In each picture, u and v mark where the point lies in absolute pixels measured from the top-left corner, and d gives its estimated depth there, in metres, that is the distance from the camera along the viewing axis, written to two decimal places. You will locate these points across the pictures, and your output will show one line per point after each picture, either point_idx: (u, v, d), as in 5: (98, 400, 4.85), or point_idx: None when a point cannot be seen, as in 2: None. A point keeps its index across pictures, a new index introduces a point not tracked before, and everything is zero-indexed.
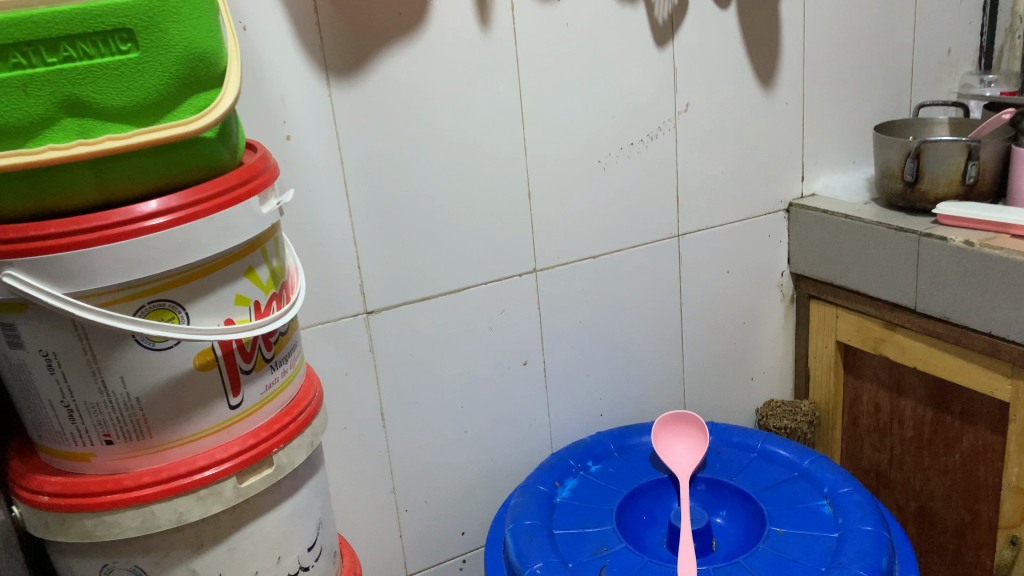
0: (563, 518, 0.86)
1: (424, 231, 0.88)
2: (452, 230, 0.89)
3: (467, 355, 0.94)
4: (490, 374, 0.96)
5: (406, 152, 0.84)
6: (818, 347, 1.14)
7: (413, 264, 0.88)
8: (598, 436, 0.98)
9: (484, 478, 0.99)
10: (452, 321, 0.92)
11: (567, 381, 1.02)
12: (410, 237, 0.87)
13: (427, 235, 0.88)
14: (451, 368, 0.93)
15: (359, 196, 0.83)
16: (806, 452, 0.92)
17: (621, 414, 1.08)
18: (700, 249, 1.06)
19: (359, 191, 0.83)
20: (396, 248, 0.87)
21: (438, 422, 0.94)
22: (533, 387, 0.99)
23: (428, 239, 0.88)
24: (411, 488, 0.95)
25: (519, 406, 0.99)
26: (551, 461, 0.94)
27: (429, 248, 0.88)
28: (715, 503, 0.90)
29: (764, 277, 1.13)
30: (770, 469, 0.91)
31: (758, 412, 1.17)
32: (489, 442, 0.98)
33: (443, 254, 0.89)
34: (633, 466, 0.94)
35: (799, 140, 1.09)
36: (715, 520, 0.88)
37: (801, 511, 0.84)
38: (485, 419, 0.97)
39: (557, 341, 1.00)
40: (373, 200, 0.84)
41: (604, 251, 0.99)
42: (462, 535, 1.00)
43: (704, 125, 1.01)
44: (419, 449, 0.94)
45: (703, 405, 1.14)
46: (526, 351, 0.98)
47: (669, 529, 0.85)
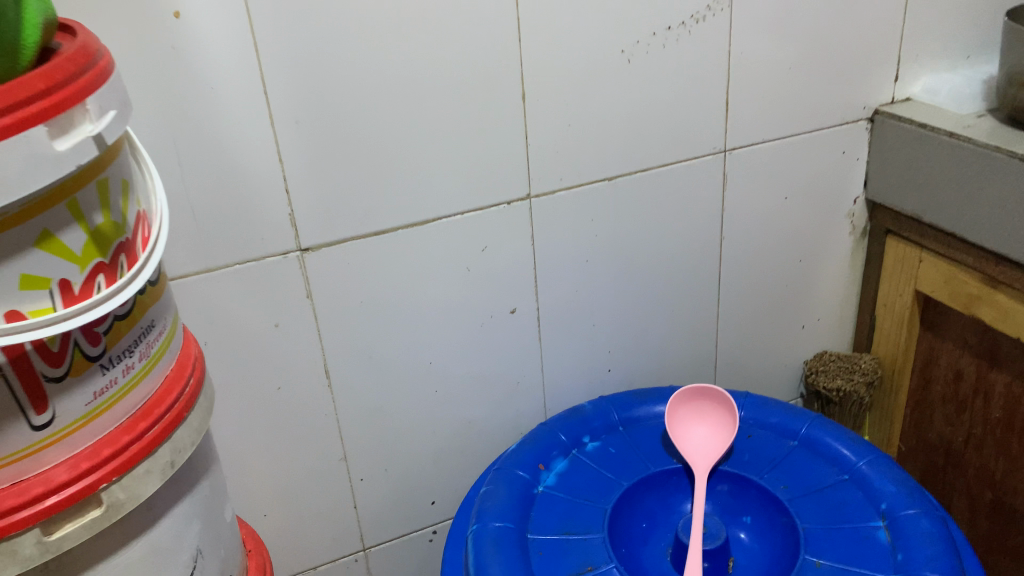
0: (542, 516, 0.69)
1: (378, 145, 0.66)
2: (417, 144, 0.67)
3: (438, 303, 0.74)
4: (468, 324, 0.77)
5: (350, 36, 0.61)
6: (891, 295, 0.91)
7: (363, 188, 0.67)
8: (598, 402, 0.80)
9: (461, 443, 0.82)
10: (418, 261, 0.72)
11: (568, 331, 0.82)
12: (359, 153, 0.66)
13: (381, 151, 0.66)
14: (417, 318, 0.74)
15: (284, 98, 0.62)
16: (863, 449, 0.72)
17: (636, 368, 0.88)
18: (751, 170, 0.83)
19: (284, 91, 0.61)
20: (338, 168, 0.66)
21: (401, 381, 0.76)
22: (523, 340, 0.80)
23: (383, 156, 0.67)
24: (366, 455, 0.78)
25: (504, 360, 0.80)
26: (537, 436, 0.76)
27: (384, 168, 0.67)
28: (737, 508, 0.71)
29: (831, 204, 0.89)
30: (815, 466, 0.72)
31: (807, 365, 0.96)
32: (466, 402, 0.80)
33: (403, 176, 0.68)
34: (640, 450, 0.75)
35: (899, 26, 0.82)
36: (735, 531, 0.70)
37: (849, 535, 0.65)
38: (462, 377, 0.79)
39: (556, 283, 0.79)
40: (303, 104, 0.62)
41: (623, 171, 0.77)
42: (432, 505, 0.84)
43: (771, 4, 0.75)
44: (377, 413, 0.77)
45: (740, 357, 0.93)
46: (515, 297, 0.78)
47: (674, 543, 0.67)
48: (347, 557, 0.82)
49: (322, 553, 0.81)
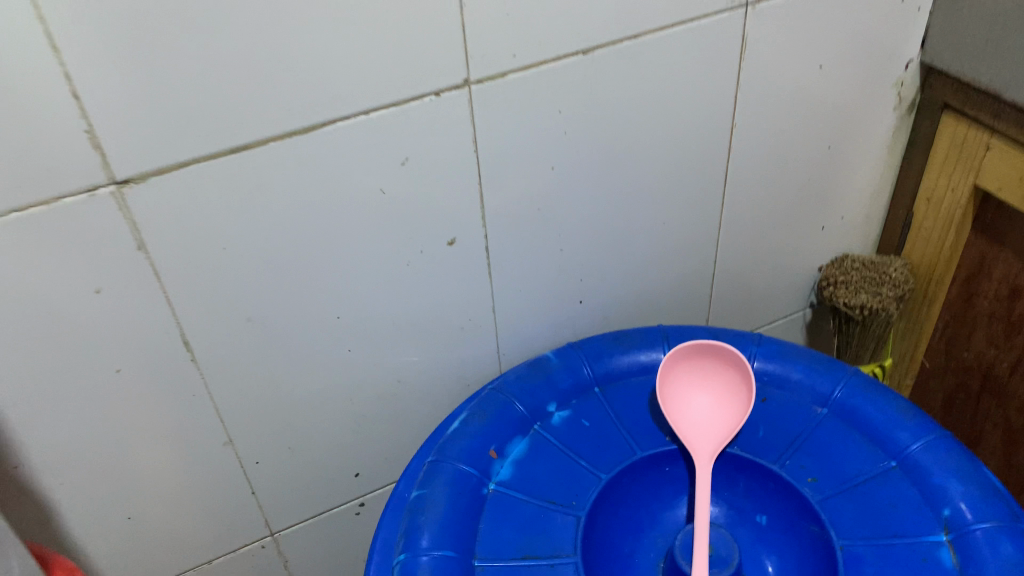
0: (495, 531, 0.52)
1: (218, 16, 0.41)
2: (284, 11, 0.42)
3: (341, 241, 0.52)
4: (388, 264, 0.55)
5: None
6: (940, 188, 0.71)
7: (204, 86, 0.43)
8: (566, 354, 0.61)
9: (388, 406, 0.63)
10: (305, 188, 0.49)
11: (526, 261, 0.61)
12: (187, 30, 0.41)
13: (226, 24, 0.42)
14: (313, 262, 0.52)
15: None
16: (916, 424, 0.54)
17: (615, 296, 0.68)
18: (778, 31, 0.59)
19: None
20: (156, 55, 0.41)
21: (297, 344, 0.56)
22: (466, 277, 0.59)
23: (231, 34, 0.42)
24: (260, 433, 0.59)
25: (441, 304, 0.59)
26: (487, 409, 0.58)
27: (235, 51, 0.43)
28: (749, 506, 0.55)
29: (877, 73, 0.66)
30: (851, 447, 0.55)
31: (825, 273, 0.77)
32: (393, 360, 0.60)
33: (267, 64, 0.44)
34: (622, 424, 0.57)
35: None
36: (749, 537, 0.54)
37: (903, 557, 0.49)
38: (384, 330, 0.58)
39: (508, 200, 0.57)
40: None
41: (603, 41, 0.53)
42: (356, 477, 0.66)
43: None
44: (268, 384, 0.57)
45: (744, 270, 0.74)
46: (453, 223, 0.56)
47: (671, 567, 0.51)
48: (251, 545, 0.65)
49: (216, 546, 0.63)
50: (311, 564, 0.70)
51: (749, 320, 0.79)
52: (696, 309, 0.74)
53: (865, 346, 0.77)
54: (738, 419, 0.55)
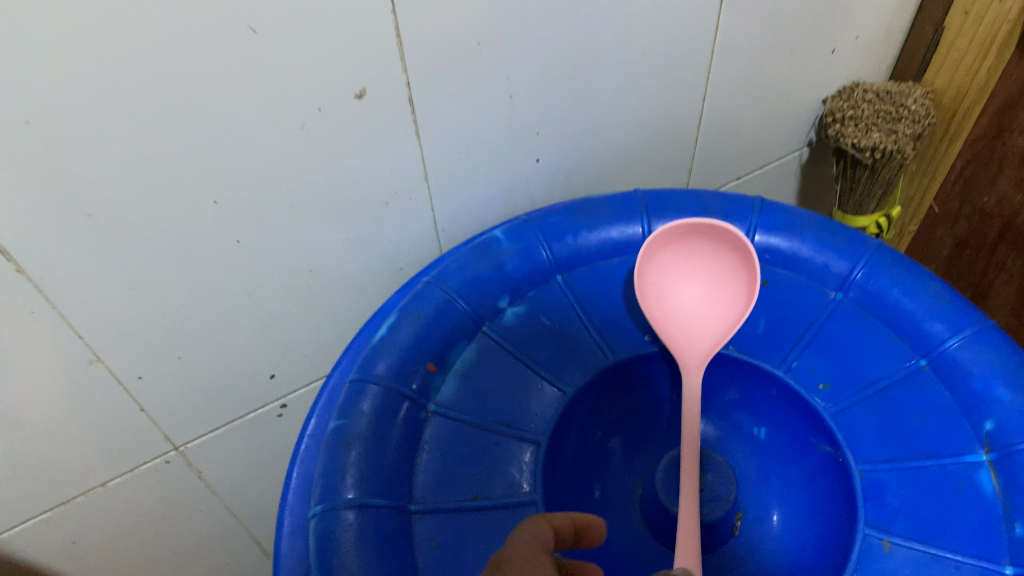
0: (436, 467, 0.42)
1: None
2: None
3: (201, 100, 0.38)
4: (275, 128, 0.41)
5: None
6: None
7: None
8: (519, 236, 0.49)
9: (300, 300, 0.51)
10: (135, 27, 0.34)
11: (465, 114, 0.47)
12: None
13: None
14: (167, 133, 0.38)
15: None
16: (952, 313, 0.44)
17: (578, 149, 0.55)
18: None
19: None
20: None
21: (166, 238, 0.43)
22: (387, 140, 0.45)
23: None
24: (138, 347, 0.47)
25: (356, 177, 0.46)
26: (421, 309, 0.46)
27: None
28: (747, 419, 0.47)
29: None
30: (872, 343, 0.45)
31: (830, 107, 0.64)
32: (299, 247, 0.48)
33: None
34: (591, 323, 0.47)
35: None
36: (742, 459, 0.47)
37: (933, 482, 0.40)
38: (283, 212, 0.45)
39: (437, 36, 0.42)
40: None
41: None
42: (272, 379, 0.55)
43: None
44: (136, 289, 0.44)
45: (736, 108, 0.60)
46: (360, 69, 0.41)
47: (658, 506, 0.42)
48: (154, 462, 0.55)
49: (109, 469, 0.53)
50: (232, 471, 0.60)
51: (738, 168, 0.66)
52: (677, 159, 0.61)
53: (871, 194, 0.65)
54: (733, 308, 0.47)
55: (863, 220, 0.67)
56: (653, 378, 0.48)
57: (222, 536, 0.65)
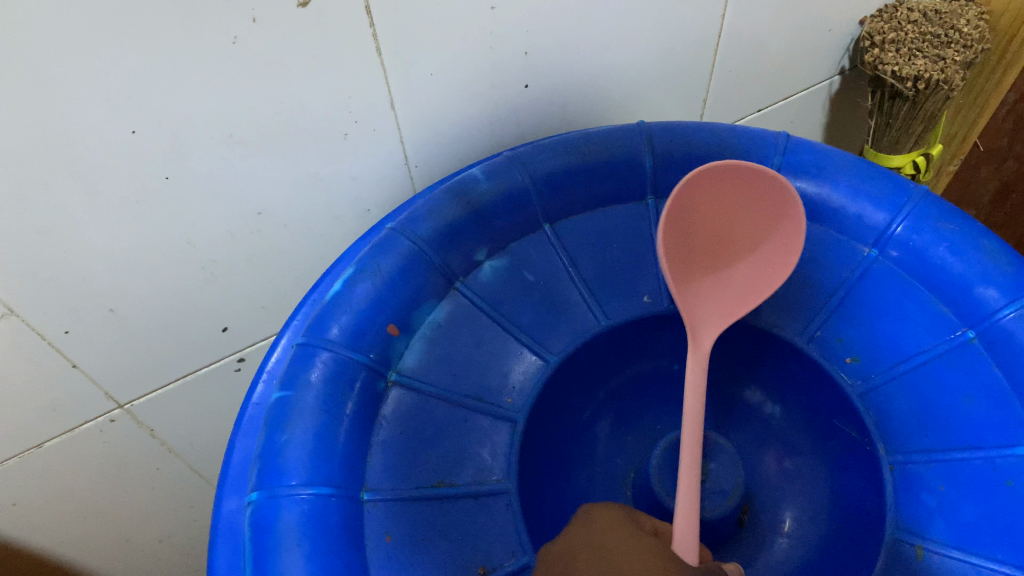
0: (395, 447, 0.36)
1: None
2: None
3: (96, 5, 0.31)
4: (200, 41, 0.34)
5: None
6: None
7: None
8: (501, 174, 0.43)
9: (249, 246, 0.44)
10: None
11: (437, 30, 0.40)
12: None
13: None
14: (57, 46, 0.31)
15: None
16: (1009, 277, 0.37)
17: (574, 74, 0.47)
18: None
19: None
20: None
21: (79, 175, 0.36)
22: (341, 59, 0.38)
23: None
24: (58, 298, 0.41)
25: (306, 103, 0.39)
26: (384, 262, 0.40)
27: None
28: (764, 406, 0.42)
29: None
30: (911, 310, 0.38)
31: (868, 29, 0.55)
32: (242, 184, 0.41)
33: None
34: (582, 280, 0.41)
35: None
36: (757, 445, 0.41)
37: (977, 478, 0.33)
38: (218, 144, 0.38)
39: None
40: None
41: None
42: (225, 332, 0.49)
43: None
44: (46, 234, 0.37)
45: (759, 29, 0.52)
46: None
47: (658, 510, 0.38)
48: (96, 421, 0.49)
49: (44, 431, 0.47)
50: (190, 430, 0.55)
51: (758, 100, 0.58)
52: (690, 88, 0.54)
53: (910, 130, 0.58)
54: (768, 271, 0.39)
55: (899, 160, 0.60)
56: (649, 348, 0.43)
57: (188, 495, 0.61)
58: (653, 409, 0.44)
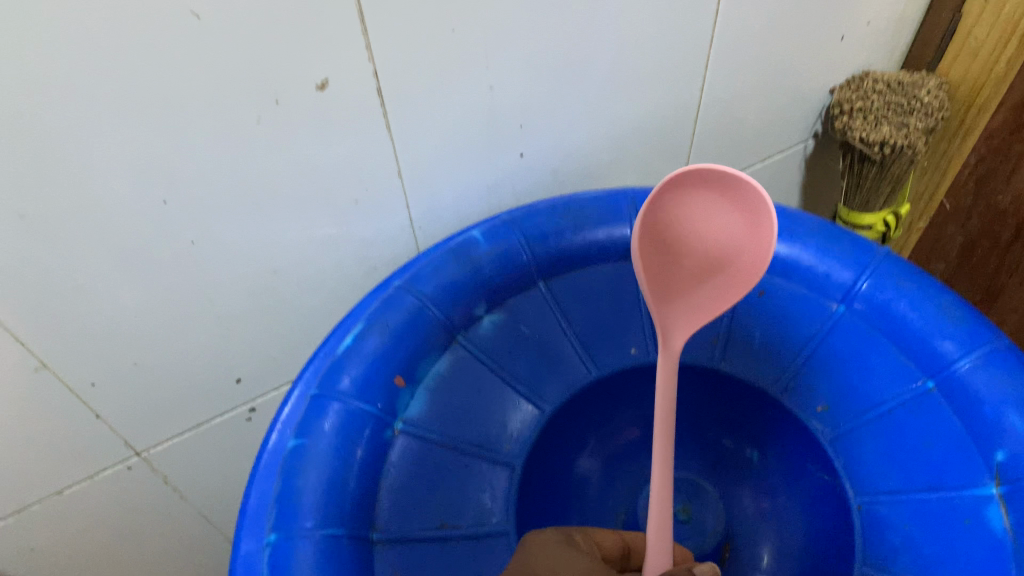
0: (403, 491, 0.39)
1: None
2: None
3: (140, 92, 0.34)
4: (228, 120, 0.38)
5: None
6: None
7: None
8: (499, 236, 0.46)
9: (264, 302, 0.48)
10: (63, 10, 0.30)
11: (440, 106, 0.43)
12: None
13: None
14: (104, 126, 0.35)
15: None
16: (964, 331, 0.40)
17: (565, 143, 0.51)
18: None
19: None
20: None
21: (113, 240, 0.39)
22: (353, 132, 0.42)
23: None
24: (87, 352, 0.44)
25: (321, 172, 0.43)
26: (391, 318, 0.43)
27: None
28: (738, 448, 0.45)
29: None
30: (876, 362, 0.41)
31: (837, 98, 0.60)
32: (260, 247, 0.44)
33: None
34: (574, 334, 0.45)
35: None
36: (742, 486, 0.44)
37: (938, 516, 0.36)
38: (241, 211, 0.42)
39: (407, 22, 0.38)
40: None
41: None
42: (238, 383, 0.52)
43: None
44: (81, 295, 0.41)
45: (736, 99, 0.57)
46: (321, 57, 0.38)
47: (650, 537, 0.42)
48: (114, 468, 0.52)
49: (64, 477, 0.50)
50: (201, 477, 0.57)
51: (738, 163, 0.62)
52: (673, 153, 0.58)
53: (879, 191, 0.62)
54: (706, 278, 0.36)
55: (870, 218, 0.64)
56: (638, 397, 0.46)
57: (194, 542, 0.63)
58: (642, 454, 0.47)
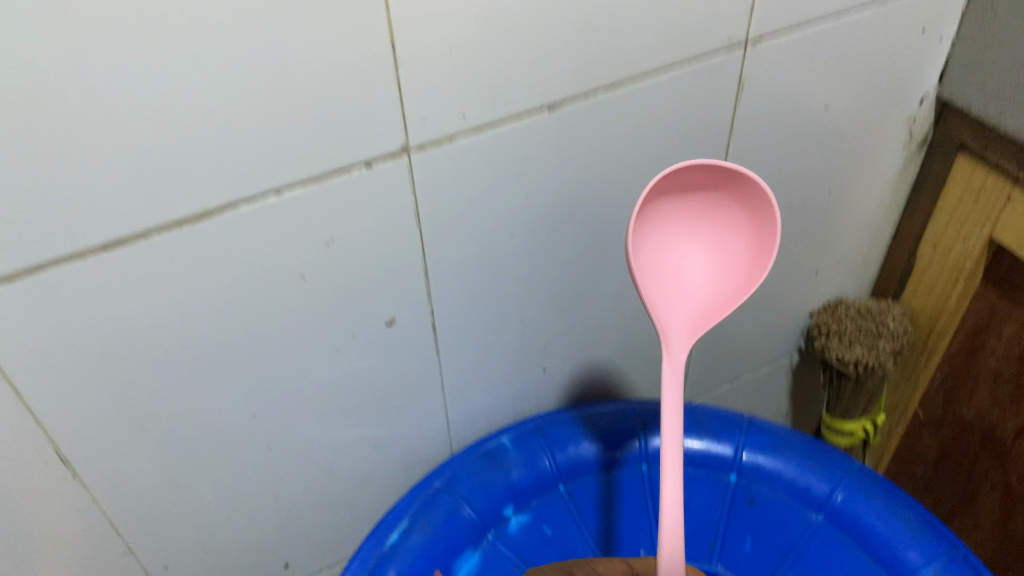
0: None
1: (76, 68, 0.31)
2: (174, 65, 0.33)
3: (252, 331, 0.43)
4: (314, 351, 0.46)
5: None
6: (950, 235, 0.64)
7: (69, 162, 0.34)
8: (524, 443, 0.54)
9: (318, 496, 0.55)
10: (209, 280, 0.40)
11: (480, 334, 0.53)
12: (37, 95, 0.31)
13: (91, 81, 0.32)
14: (219, 357, 0.43)
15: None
16: (925, 542, 0.47)
17: (582, 361, 0.60)
18: (775, 78, 0.51)
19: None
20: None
21: (207, 445, 0.47)
22: (409, 356, 0.51)
23: (103, 94, 0.32)
24: (167, 540, 0.50)
25: (379, 388, 0.51)
26: (432, 517, 0.50)
27: (108, 121, 0.33)
28: None
29: (883, 112, 0.58)
30: (850, 567, 0.48)
31: (815, 321, 0.69)
32: (322, 449, 0.52)
33: (156, 133, 0.34)
34: (591, 534, 0.52)
35: None
36: None
37: None
38: (311, 420, 0.50)
39: (460, 273, 0.48)
40: None
41: (570, 100, 0.44)
42: (285, 568, 0.58)
43: None
44: (173, 492, 0.48)
45: (729, 324, 0.66)
46: (392, 301, 0.47)
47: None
48: None
49: None
50: None
51: (732, 373, 0.71)
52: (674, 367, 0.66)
53: (857, 402, 0.70)
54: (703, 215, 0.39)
55: (851, 424, 0.72)
56: None
57: None
58: None
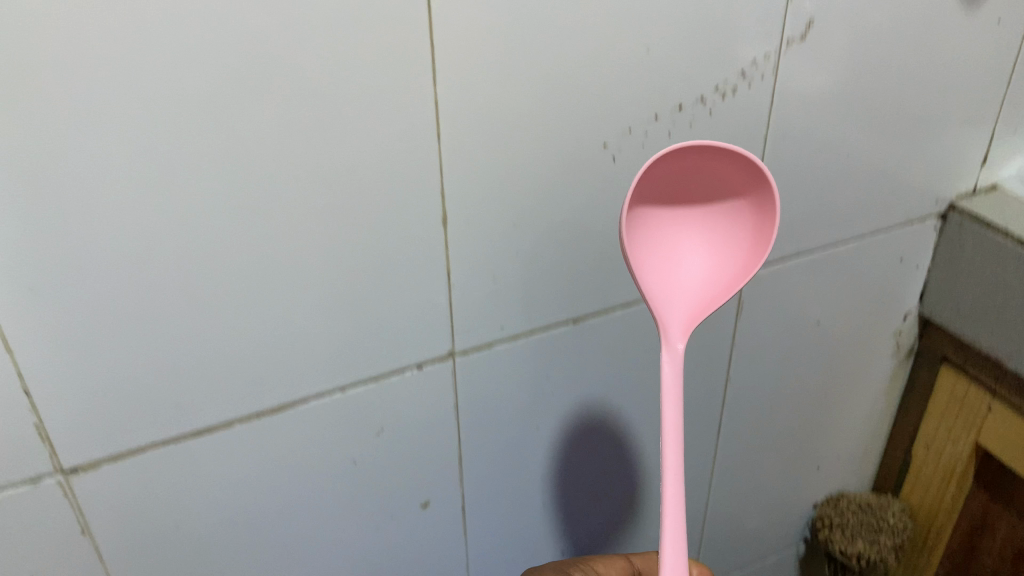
0: None
1: (204, 295, 0.39)
2: (277, 291, 0.41)
3: (305, 509, 0.49)
4: (356, 529, 0.51)
5: (135, 113, 0.34)
6: (940, 438, 0.69)
7: (184, 365, 0.41)
8: None
9: None
10: (276, 463, 0.46)
11: (504, 517, 0.57)
12: (166, 314, 0.39)
13: (212, 302, 0.40)
14: (274, 532, 0.48)
15: (2, 224, 0.34)
16: None
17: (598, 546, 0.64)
18: (773, 298, 0.58)
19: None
20: (126, 336, 0.39)
21: None
22: (439, 534, 0.55)
23: (221, 314, 0.40)
24: None
25: (410, 564, 0.55)
26: None
27: (219, 333, 0.41)
28: None
29: (872, 326, 0.65)
30: None
31: (819, 512, 0.73)
32: None
33: (255, 342, 0.42)
34: None
35: (991, 104, 0.59)
36: None
37: None
38: None
39: (490, 461, 0.54)
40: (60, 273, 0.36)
41: (594, 315, 0.52)
42: None
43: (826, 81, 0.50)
44: None
45: (737, 514, 0.70)
46: (428, 485, 0.53)
47: None
48: None
49: None
50: None
51: (740, 561, 0.74)
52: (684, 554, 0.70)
53: None
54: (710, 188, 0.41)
55: None
56: None
57: None
58: None
